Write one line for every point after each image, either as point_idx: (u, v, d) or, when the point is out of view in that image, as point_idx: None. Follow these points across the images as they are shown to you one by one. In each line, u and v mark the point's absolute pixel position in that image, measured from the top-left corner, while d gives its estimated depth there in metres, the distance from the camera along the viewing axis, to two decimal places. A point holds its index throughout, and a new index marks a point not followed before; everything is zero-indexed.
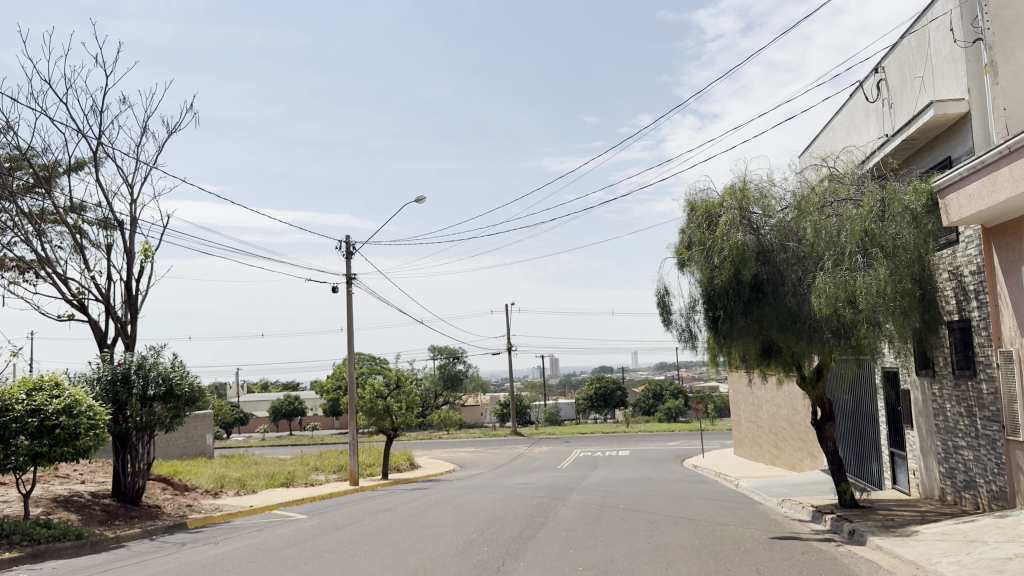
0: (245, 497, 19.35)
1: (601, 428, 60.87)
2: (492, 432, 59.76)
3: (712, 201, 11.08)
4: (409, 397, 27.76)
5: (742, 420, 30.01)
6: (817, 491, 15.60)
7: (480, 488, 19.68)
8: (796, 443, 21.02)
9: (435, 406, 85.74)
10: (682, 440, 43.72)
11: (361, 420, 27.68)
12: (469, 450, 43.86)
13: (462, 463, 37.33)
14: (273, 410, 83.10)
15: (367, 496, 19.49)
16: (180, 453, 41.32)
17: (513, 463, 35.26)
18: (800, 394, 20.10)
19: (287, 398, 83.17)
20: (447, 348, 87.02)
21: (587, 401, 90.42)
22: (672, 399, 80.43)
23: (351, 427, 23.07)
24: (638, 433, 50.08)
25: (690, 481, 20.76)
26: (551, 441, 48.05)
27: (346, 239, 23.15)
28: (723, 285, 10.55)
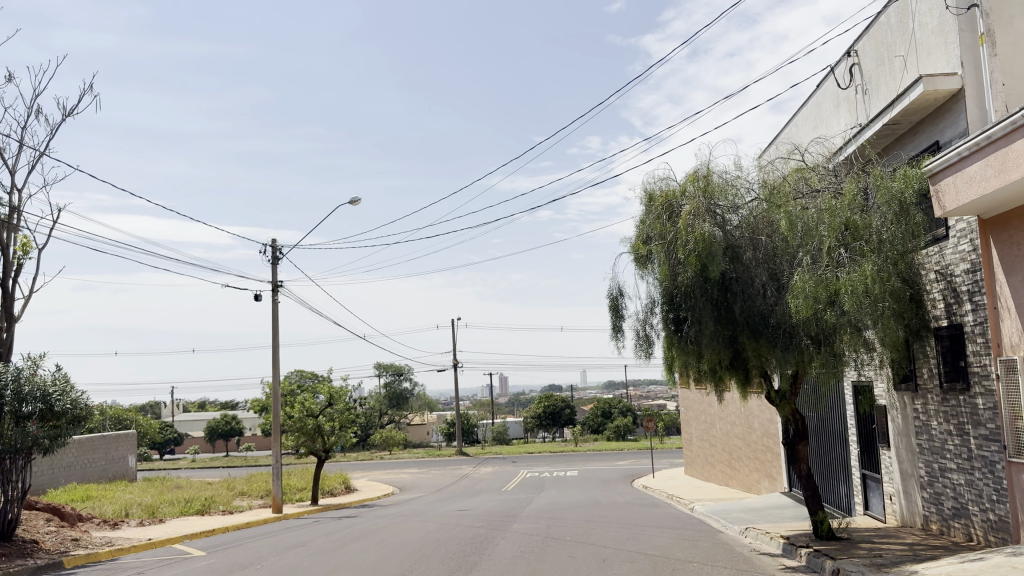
0: (149, 528, 17.27)
1: (549, 447, 59.41)
2: (437, 452, 57.85)
3: (673, 190, 9.75)
4: (342, 415, 25.84)
5: (694, 438, 28.84)
6: (780, 517, 14.28)
7: (414, 515, 17.91)
8: (752, 462, 19.84)
9: (379, 426, 83.18)
10: (632, 459, 42.51)
11: (290, 440, 25.70)
12: (412, 472, 41.84)
13: (402, 487, 35.36)
14: (209, 430, 79.62)
15: (288, 525, 17.61)
16: (99, 476, 38.46)
17: (455, 486, 33.47)
18: (758, 410, 18.90)
19: (224, 418, 79.79)
20: (392, 366, 84.69)
21: (535, 420, 88.95)
22: (620, 417, 79.50)
23: (275, 448, 21.13)
24: (587, 453, 48.68)
25: (642, 504, 19.34)
26: (498, 461, 46.39)
27: (273, 242, 21.39)
28: (687, 283, 9.18)
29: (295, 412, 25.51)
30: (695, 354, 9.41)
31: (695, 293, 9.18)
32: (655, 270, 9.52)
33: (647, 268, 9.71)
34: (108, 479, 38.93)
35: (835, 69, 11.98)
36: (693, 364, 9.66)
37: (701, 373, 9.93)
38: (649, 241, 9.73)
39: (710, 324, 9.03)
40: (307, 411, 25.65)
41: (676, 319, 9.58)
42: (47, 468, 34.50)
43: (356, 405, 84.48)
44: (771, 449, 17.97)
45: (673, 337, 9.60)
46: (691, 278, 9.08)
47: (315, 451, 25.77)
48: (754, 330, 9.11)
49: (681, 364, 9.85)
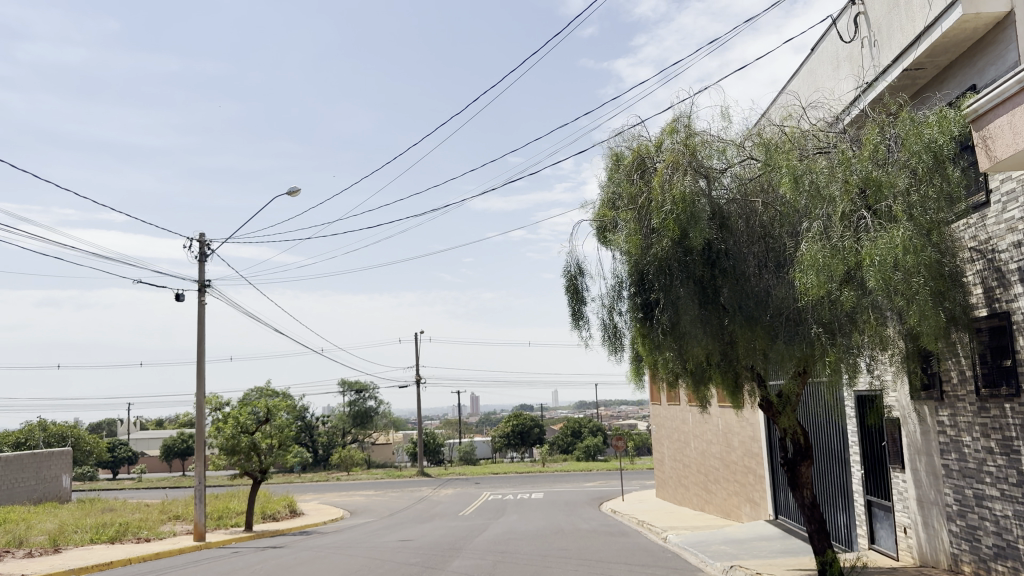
0: (36, 561, 14.75)
1: (517, 468, 57.22)
2: (398, 473, 55.18)
3: (646, 144, 7.77)
4: (282, 433, 23.64)
5: (666, 458, 26.84)
6: (765, 550, 12.29)
7: (349, 546, 15.59)
8: (730, 485, 17.88)
9: (342, 445, 80.18)
10: (599, 481, 40.45)
11: (221, 459, 23.37)
12: (368, 494, 39.30)
13: (354, 510, 32.86)
14: (164, 449, 76.00)
15: (203, 557, 15.28)
16: (28, 497, 35.37)
17: (411, 509, 31.10)
18: (738, 427, 16.98)
19: (179, 437, 76.17)
20: (357, 383, 81.77)
21: (504, 440, 86.57)
22: (590, 437, 77.51)
23: (199, 468, 18.72)
24: (555, 474, 46.45)
25: (609, 532, 17.27)
26: (460, 483, 44.10)
27: (200, 237, 19.13)
28: (662, 256, 7.19)
29: (227, 429, 23.13)
30: (674, 349, 7.41)
31: (673, 268, 7.19)
32: (622, 240, 7.55)
33: (613, 239, 7.74)
34: (37, 500, 35.81)
35: (838, 21, 10.11)
36: (670, 363, 7.66)
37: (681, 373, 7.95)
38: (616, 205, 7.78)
39: (694, 309, 7.03)
40: (242, 428, 23.31)
41: (649, 304, 7.59)
42: None
43: (318, 423, 81.37)
44: (753, 471, 16.02)
45: (644, 327, 7.65)
46: (668, 249, 7.09)
47: (250, 472, 23.53)
48: (749, 317, 7.14)
49: (654, 363, 7.90)
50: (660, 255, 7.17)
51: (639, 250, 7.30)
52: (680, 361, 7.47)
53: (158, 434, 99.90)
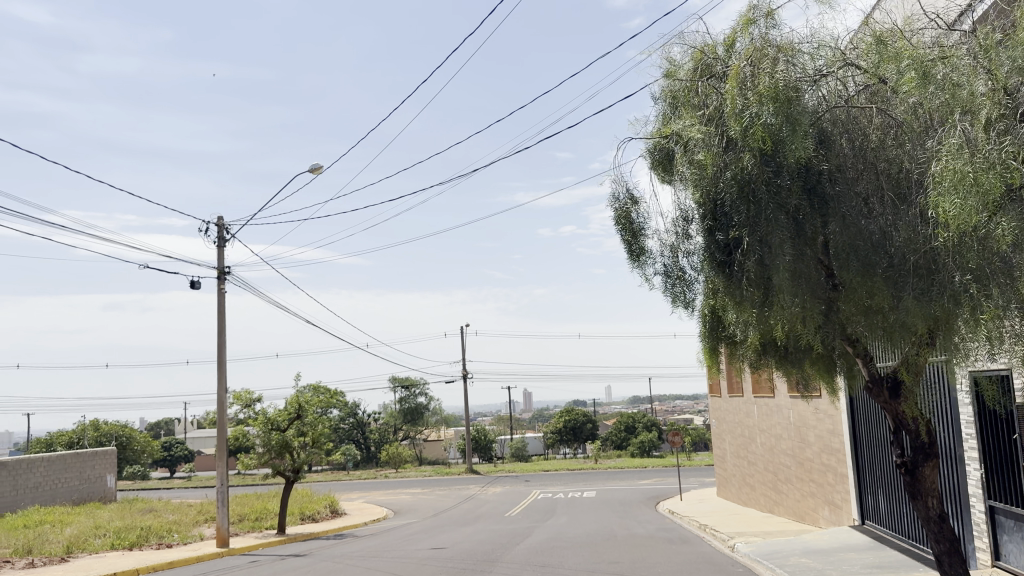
0: (40, 570, 13.57)
1: (569, 464, 55.54)
2: (446, 470, 53.99)
3: (717, 46, 6.00)
4: (315, 430, 22.36)
5: (729, 455, 24.84)
6: (856, 564, 10.37)
7: (377, 554, 14.06)
8: (805, 486, 15.90)
9: (393, 442, 79.39)
10: (655, 478, 38.49)
11: (252, 459, 22.09)
12: (414, 493, 37.92)
13: (398, 510, 31.48)
14: None
15: (224, 565, 13.97)
16: (73, 497, 34.89)
17: (456, 509, 29.61)
18: (813, 419, 14.99)
19: None
20: (407, 379, 80.72)
21: (555, 435, 84.91)
22: (644, 432, 75.36)
23: (221, 468, 17.46)
24: (609, 471, 44.51)
25: (666, 538, 15.46)
26: (510, 480, 42.58)
27: (218, 220, 17.75)
28: (742, 182, 5.41)
29: (258, 426, 21.88)
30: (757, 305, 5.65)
31: (756, 196, 5.42)
32: (687, 164, 5.82)
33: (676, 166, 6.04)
34: (82, 500, 35.29)
35: None
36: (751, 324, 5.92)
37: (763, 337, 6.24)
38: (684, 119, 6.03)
39: (786, 248, 5.26)
40: (273, 425, 22.04)
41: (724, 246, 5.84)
42: (8, 489, 30.88)
43: (369, 420, 80.75)
44: (833, 470, 14.01)
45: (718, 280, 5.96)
46: (750, 171, 5.30)
47: (283, 472, 22.22)
48: (862, 260, 5.35)
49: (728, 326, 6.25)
50: (740, 179, 5.38)
51: (711, 173, 5.53)
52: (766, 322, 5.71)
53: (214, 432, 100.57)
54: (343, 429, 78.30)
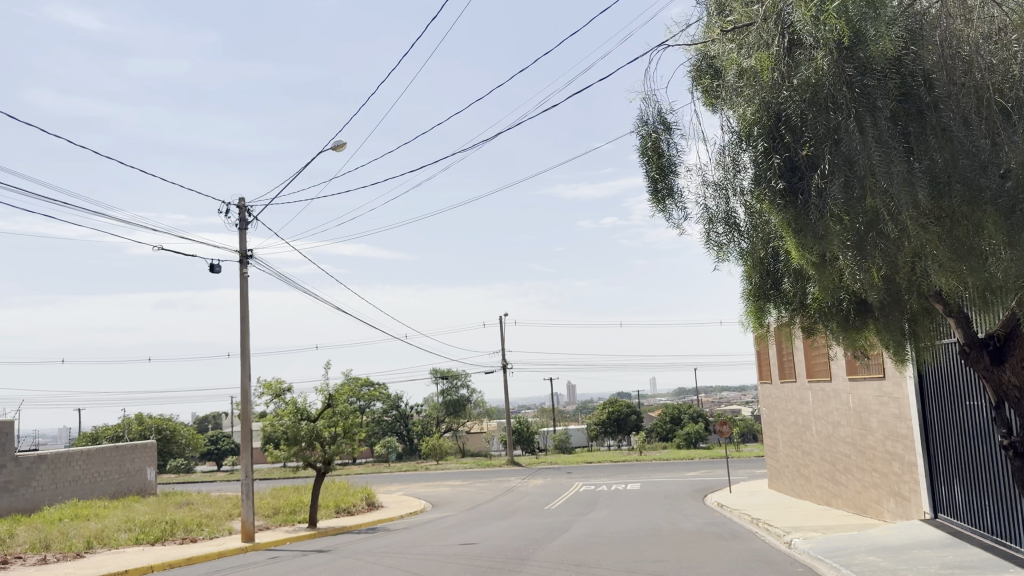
0: (53, 567, 12.97)
1: (613, 456, 54.37)
2: (488, 462, 53.17)
3: None
4: (345, 420, 21.56)
5: (782, 445, 23.49)
6: (933, 564, 9.16)
7: (403, 549, 13.19)
8: (866, 476, 14.66)
9: (435, 435, 78.94)
10: (702, 470, 37.17)
11: (281, 451, 21.35)
12: (454, 485, 37.14)
13: (437, 503, 30.71)
14: None
15: (244, 562, 13.25)
16: (113, 491, 34.86)
17: (495, 502, 28.76)
18: (876, 403, 13.74)
19: None
20: (449, 371, 80.12)
21: (599, 427, 83.68)
22: (691, 423, 73.68)
23: (246, 460, 16.79)
24: (654, 463, 43.22)
25: (715, 533, 14.34)
26: (552, 472, 41.63)
27: (238, 201, 16.99)
28: (813, 82, 5.02)
29: (286, 416, 21.14)
30: (835, 235, 5.08)
31: (834, 101, 4.98)
32: (746, 72, 5.52)
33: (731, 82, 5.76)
34: (122, 493, 35.25)
35: None
36: (824, 264, 5.38)
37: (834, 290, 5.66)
38: (745, 25, 5.82)
39: (876, 158, 4.76)
40: (302, 415, 21.29)
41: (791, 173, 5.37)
42: (47, 482, 30.84)
43: (411, 412, 80.48)
44: (899, 458, 12.72)
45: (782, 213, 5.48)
46: (828, 66, 4.91)
47: (313, 464, 21.50)
48: (967, 183, 4.75)
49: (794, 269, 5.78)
50: (811, 77, 5.00)
51: (777, 80, 5.24)
52: (845, 261, 5.11)
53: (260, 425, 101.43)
54: (385, 421, 78.07)
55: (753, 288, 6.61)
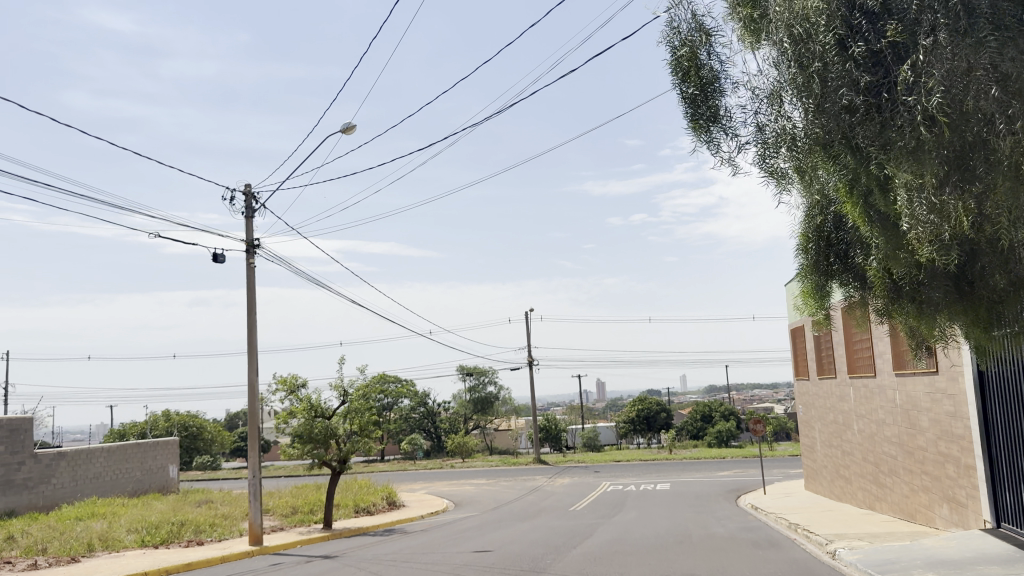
0: (44, 572, 12.36)
1: (643, 453, 53.25)
2: (515, 460, 52.30)
3: None
4: (362, 416, 20.36)
5: (820, 444, 22.33)
6: None
7: (412, 555, 12.38)
8: (915, 480, 13.52)
9: (462, 432, 78.33)
10: (734, 469, 35.98)
11: (294, 448, 20.16)
12: (478, 484, 36.32)
13: (459, 502, 29.92)
14: None
15: (249, 569, 12.52)
16: (135, 488, 34.60)
17: (519, 501, 27.93)
18: (926, 400, 12.60)
19: None
20: (476, 368, 79.30)
21: (629, 425, 82.45)
22: (722, 421, 72.12)
23: (253, 460, 16.09)
24: (684, 461, 42.04)
25: (749, 540, 13.32)
26: (579, 471, 40.69)
27: (244, 188, 16.29)
28: None
29: (299, 414, 20.01)
30: (927, 146, 4.90)
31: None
32: None
33: None
34: (144, 491, 34.92)
35: None
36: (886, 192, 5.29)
37: (891, 266, 5.71)
38: None
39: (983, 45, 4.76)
40: (317, 412, 20.16)
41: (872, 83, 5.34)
42: (67, 480, 30.55)
43: (439, 409, 79.93)
44: (953, 460, 11.57)
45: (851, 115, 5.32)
46: None
47: (329, 463, 20.43)
48: None
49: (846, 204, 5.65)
50: None
51: None
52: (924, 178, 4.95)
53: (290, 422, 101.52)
54: (412, 418, 77.63)
55: (812, 261, 7.16)
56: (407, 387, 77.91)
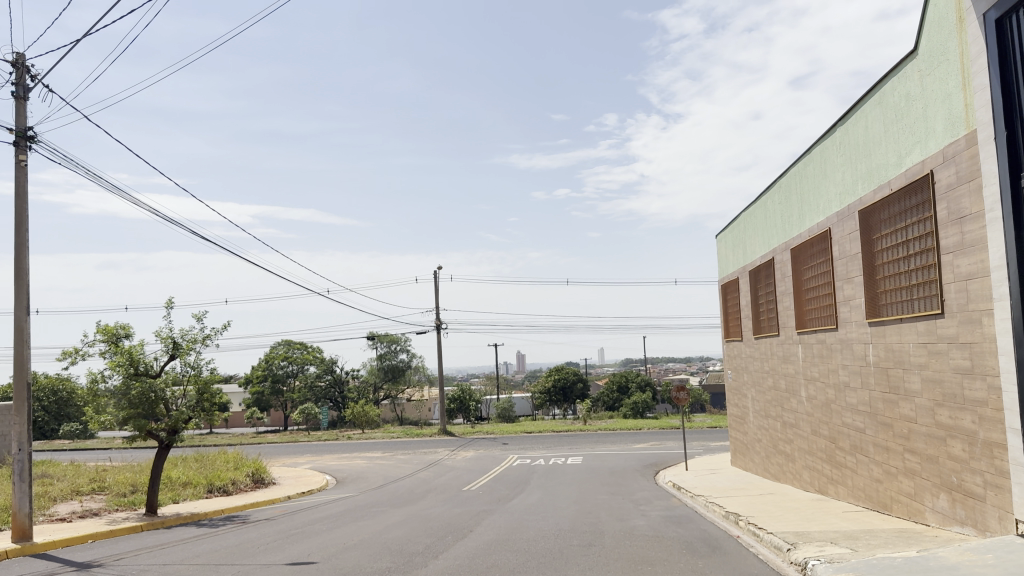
0: None
1: (556, 425, 50.35)
2: (419, 430, 48.59)
3: None
4: (197, 376, 16.24)
5: (752, 413, 19.40)
6: None
7: (203, 566, 8.53)
8: (896, 460, 10.40)
9: (371, 402, 74.18)
10: (652, 442, 33.24)
11: (106, 415, 15.73)
12: (371, 458, 32.31)
13: (343, 479, 25.95)
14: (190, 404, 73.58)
15: None
16: None
17: (411, 478, 24.23)
18: (920, 354, 9.42)
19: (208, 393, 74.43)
20: (387, 334, 74.89)
21: (544, 396, 79.77)
22: (638, 393, 69.62)
23: (21, 422, 12.07)
24: (599, 434, 38.85)
25: (680, 539, 9.95)
26: (487, 443, 37.38)
27: (15, 59, 12.12)
28: None
29: (114, 370, 15.63)
30: None
31: None
32: None
33: None
34: None
35: None
36: None
37: None
38: None
39: None
40: (140, 371, 15.84)
41: None
42: None
43: (347, 378, 75.39)
44: (963, 435, 8.43)
45: None
46: None
47: (155, 435, 16.21)
48: None
49: None
50: None
51: None
52: None
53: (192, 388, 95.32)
54: (317, 386, 72.90)
55: None
56: (313, 354, 73.13)
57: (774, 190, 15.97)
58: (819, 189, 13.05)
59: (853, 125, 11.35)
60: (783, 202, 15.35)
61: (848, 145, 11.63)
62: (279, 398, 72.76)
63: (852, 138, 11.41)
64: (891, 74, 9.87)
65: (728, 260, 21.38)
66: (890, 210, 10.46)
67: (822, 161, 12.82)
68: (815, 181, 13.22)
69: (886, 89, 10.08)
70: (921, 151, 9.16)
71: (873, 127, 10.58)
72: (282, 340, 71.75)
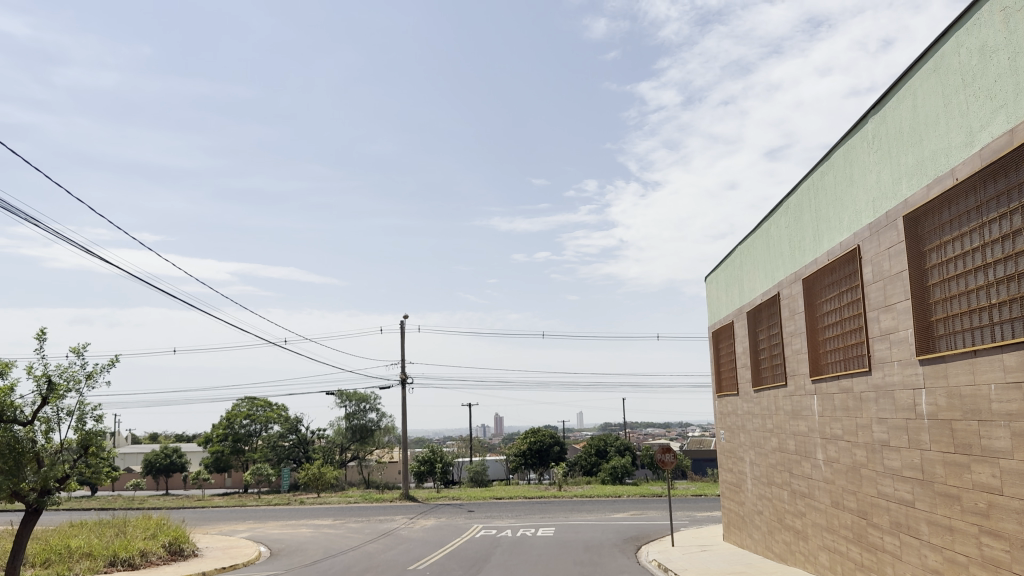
0: None
1: (529, 491, 46.86)
2: (380, 495, 44.91)
3: None
4: (78, 423, 13.23)
5: (751, 480, 16.60)
6: None
7: None
8: (967, 545, 7.69)
9: (335, 463, 70.13)
10: (633, 511, 30.16)
11: None
12: (319, 526, 28.79)
13: (278, 551, 22.56)
14: (145, 462, 69.39)
15: None
16: None
17: (356, 550, 20.99)
18: (1008, 398, 6.83)
19: (163, 450, 70.04)
20: (356, 392, 71.39)
21: (519, 459, 76.07)
22: (617, 457, 66.16)
23: None
24: (575, 501, 35.44)
25: None
26: (451, 510, 33.99)
27: None
28: None
29: None
30: None
31: None
32: None
33: None
34: None
35: None
36: None
37: None
38: None
39: None
40: (6, 417, 12.84)
41: None
42: None
43: (312, 438, 71.39)
44: None
45: None
46: None
47: (20, 497, 13.04)
48: None
49: None
50: None
51: None
52: None
53: (151, 445, 90.47)
54: (280, 446, 68.85)
55: None
56: (277, 412, 69.32)
57: (780, 212, 13.53)
58: (842, 201, 10.59)
59: (894, 110, 8.94)
60: (791, 225, 12.90)
61: (886, 138, 9.20)
62: (239, 458, 68.53)
63: (892, 126, 8.99)
64: (955, 28, 7.49)
65: (720, 303, 18.83)
66: (952, 209, 7.97)
67: (847, 165, 10.39)
68: (836, 191, 10.78)
69: (946, 50, 7.69)
70: (1006, 119, 6.72)
71: (925, 105, 8.16)
72: (245, 397, 67.96)
